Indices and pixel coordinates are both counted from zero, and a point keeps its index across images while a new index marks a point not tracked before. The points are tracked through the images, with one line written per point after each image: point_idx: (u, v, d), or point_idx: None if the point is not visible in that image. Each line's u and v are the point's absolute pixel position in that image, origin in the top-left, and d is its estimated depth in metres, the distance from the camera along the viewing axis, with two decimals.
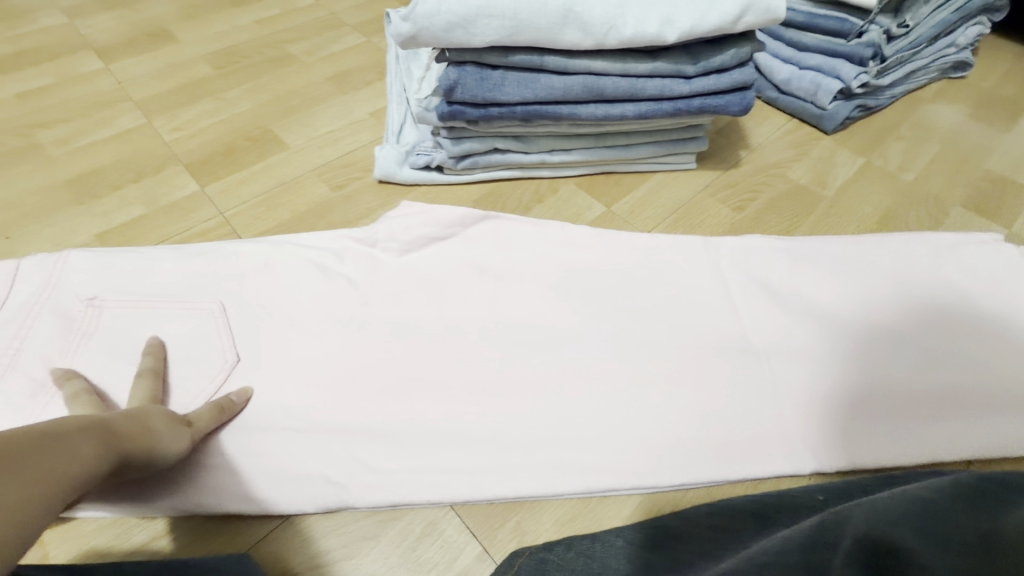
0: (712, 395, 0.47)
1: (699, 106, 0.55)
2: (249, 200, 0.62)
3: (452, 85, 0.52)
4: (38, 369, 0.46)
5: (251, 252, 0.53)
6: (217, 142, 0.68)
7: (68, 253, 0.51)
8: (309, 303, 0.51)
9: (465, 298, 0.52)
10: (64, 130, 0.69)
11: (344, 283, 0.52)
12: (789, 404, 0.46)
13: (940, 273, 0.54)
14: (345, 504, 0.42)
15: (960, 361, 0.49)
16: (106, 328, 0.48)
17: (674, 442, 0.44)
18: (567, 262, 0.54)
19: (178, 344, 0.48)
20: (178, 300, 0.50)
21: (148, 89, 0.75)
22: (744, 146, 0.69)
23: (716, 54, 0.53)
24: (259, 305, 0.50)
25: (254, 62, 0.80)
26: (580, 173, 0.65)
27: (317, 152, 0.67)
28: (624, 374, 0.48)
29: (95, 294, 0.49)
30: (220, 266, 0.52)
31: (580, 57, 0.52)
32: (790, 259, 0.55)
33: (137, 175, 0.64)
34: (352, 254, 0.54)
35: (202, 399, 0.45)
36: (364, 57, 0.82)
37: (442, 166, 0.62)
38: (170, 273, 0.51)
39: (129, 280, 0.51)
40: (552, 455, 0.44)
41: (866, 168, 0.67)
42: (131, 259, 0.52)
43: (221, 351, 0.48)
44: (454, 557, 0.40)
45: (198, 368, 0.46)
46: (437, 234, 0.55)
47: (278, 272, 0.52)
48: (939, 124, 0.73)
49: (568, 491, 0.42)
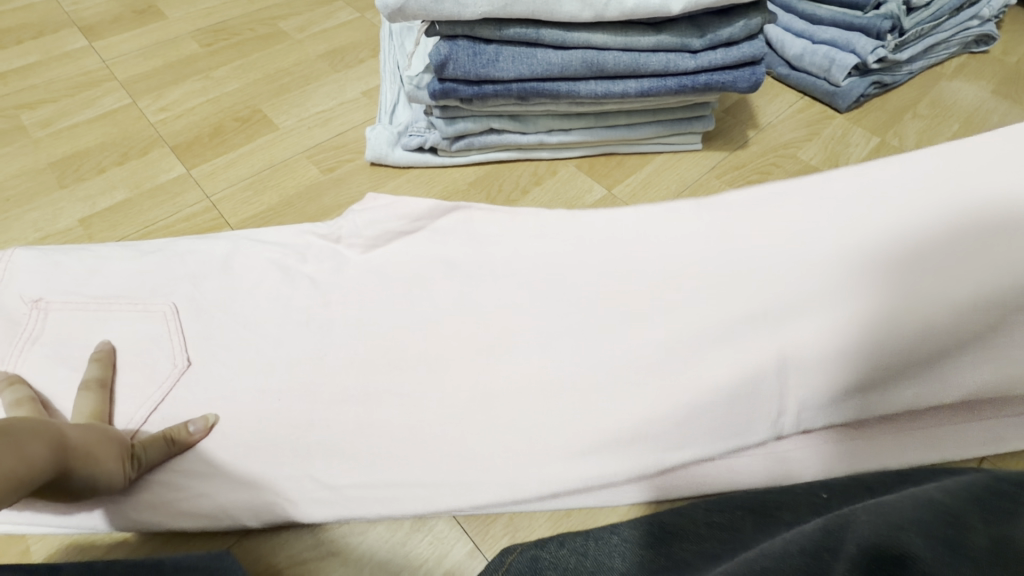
0: (718, 384, 0.44)
1: (705, 82, 0.52)
2: (237, 182, 0.60)
3: (443, 61, 0.49)
4: None
5: (209, 251, 0.51)
6: (205, 123, 0.66)
7: (12, 252, 0.50)
8: (296, 293, 0.50)
9: (440, 292, 0.50)
10: (50, 111, 0.67)
11: (304, 283, 0.51)
12: (776, 382, 0.43)
13: (980, 235, 0.45)
14: (331, 500, 0.41)
15: (984, 328, 0.43)
16: (51, 332, 0.47)
17: (670, 441, 0.42)
18: (535, 257, 0.52)
19: (123, 352, 0.46)
20: (130, 301, 0.48)
21: (135, 68, 0.73)
22: (753, 126, 0.66)
23: (724, 26, 0.50)
24: (250, 295, 0.50)
25: (245, 39, 0.77)
26: (580, 154, 0.62)
27: (307, 134, 0.65)
28: (619, 364, 0.46)
29: (40, 296, 0.48)
30: (179, 263, 0.51)
31: (579, 30, 0.49)
32: (795, 240, 0.49)
33: (122, 157, 0.62)
34: (314, 251, 0.52)
35: (149, 406, 0.44)
36: (357, 34, 0.79)
37: (435, 147, 0.60)
38: (122, 273, 0.50)
39: (79, 281, 0.49)
40: (540, 447, 0.43)
41: (880, 149, 0.64)
42: (82, 258, 0.51)
43: (171, 355, 0.46)
44: (445, 554, 0.39)
45: (145, 375, 0.45)
46: (402, 228, 0.53)
47: (263, 264, 0.51)
48: (960, 102, 0.69)
49: (561, 490, 0.41)
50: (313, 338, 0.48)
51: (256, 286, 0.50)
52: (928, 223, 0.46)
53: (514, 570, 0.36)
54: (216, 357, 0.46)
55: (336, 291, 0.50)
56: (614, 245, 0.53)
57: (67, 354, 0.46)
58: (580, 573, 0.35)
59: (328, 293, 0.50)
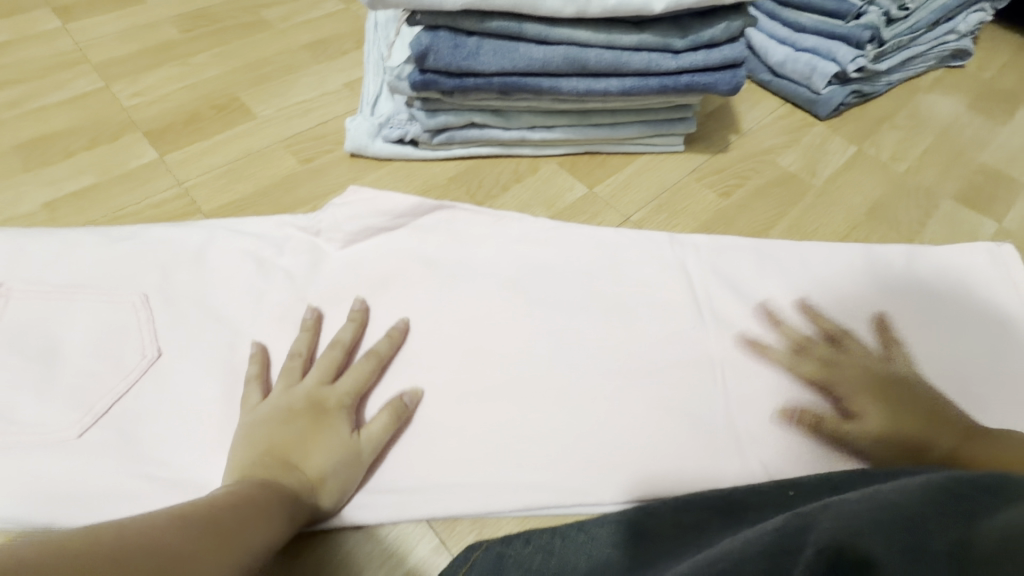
0: (678, 396, 0.45)
1: (687, 83, 0.52)
2: (211, 170, 0.59)
3: (424, 52, 0.48)
4: None
5: (180, 240, 0.50)
6: (180, 109, 0.64)
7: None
8: (271, 287, 0.49)
9: (415, 291, 0.50)
10: (18, 92, 0.65)
11: (281, 277, 0.50)
12: (734, 391, 0.46)
13: (874, 271, 0.52)
14: None
15: (897, 352, 0.47)
16: (10, 319, 0.45)
17: (638, 450, 0.43)
18: (512, 258, 0.52)
19: (88, 343, 0.45)
20: (97, 289, 0.47)
21: (111, 51, 0.71)
22: (734, 131, 0.67)
23: (706, 27, 0.50)
24: (221, 286, 0.48)
25: (226, 27, 0.75)
26: (563, 153, 0.62)
27: (287, 124, 0.64)
28: (594, 368, 0.46)
29: (3, 282, 0.47)
30: (151, 252, 0.49)
31: (562, 26, 0.49)
32: (748, 261, 0.53)
33: (92, 140, 0.60)
34: (293, 244, 0.51)
35: (112, 398, 0.42)
36: (342, 25, 0.78)
37: (416, 140, 0.59)
38: (89, 260, 0.48)
39: (43, 268, 0.48)
40: (509, 448, 0.43)
41: (858, 157, 0.65)
42: (48, 244, 0.49)
43: (140, 347, 0.45)
44: (410, 550, 0.39)
45: (110, 365, 0.44)
46: (383, 224, 0.53)
47: (236, 255, 0.50)
48: (936, 115, 0.70)
49: (530, 490, 0.41)
50: (287, 332, 0.47)
51: (228, 277, 0.49)
52: (868, 265, 0.52)
53: (479, 567, 0.35)
54: (183, 349, 0.45)
55: (312, 287, 0.49)
56: (593, 251, 0.53)
57: (24, 343, 0.44)
58: (545, 571, 0.34)
59: (305, 288, 0.49)
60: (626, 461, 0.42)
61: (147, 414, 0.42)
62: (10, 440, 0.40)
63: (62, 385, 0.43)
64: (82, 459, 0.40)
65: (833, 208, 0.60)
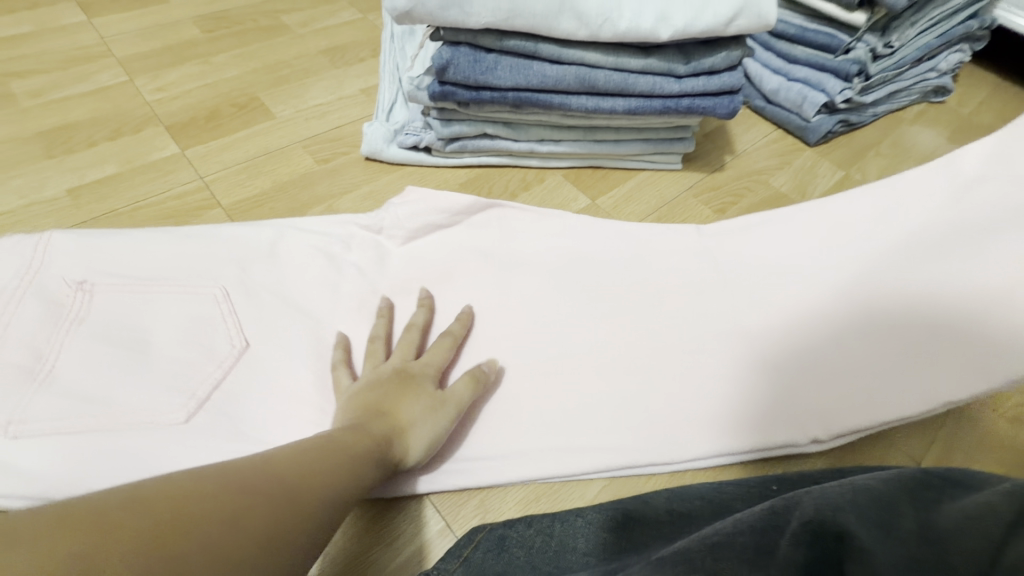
0: (655, 394, 0.47)
1: (688, 106, 0.55)
2: (231, 165, 0.61)
3: (445, 65, 0.51)
4: (24, 356, 0.42)
5: (254, 236, 0.51)
6: (201, 106, 0.67)
7: (48, 235, 0.48)
8: (346, 282, 0.51)
9: (481, 289, 0.52)
10: (41, 82, 0.67)
11: (353, 272, 0.52)
12: (740, 388, 0.47)
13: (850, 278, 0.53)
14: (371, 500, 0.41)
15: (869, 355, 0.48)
16: (98, 313, 0.45)
17: (617, 444, 0.44)
18: (562, 256, 0.54)
19: (175, 332, 0.45)
20: (177, 284, 0.48)
21: (133, 47, 0.73)
22: (729, 152, 0.71)
23: (707, 55, 0.54)
24: (296, 281, 0.50)
25: (246, 30, 0.78)
26: (568, 165, 0.65)
27: (304, 124, 0.66)
28: (572, 365, 0.48)
29: (85, 277, 0.47)
30: (227, 247, 0.50)
31: (575, 48, 0.52)
32: (723, 266, 0.54)
33: (114, 132, 0.62)
34: (358, 241, 0.53)
35: (208, 384, 0.43)
36: (358, 34, 0.81)
37: (430, 147, 0.62)
38: (167, 254, 0.49)
39: (123, 262, 0.48)
40: (545, 439, 0.44)
41: (844, 182, 0.69)
42: (123, 240, 0.49)
43: (227, 338, 0.46)
44: (416, 532, 0.40)
45: (200, 353, 0.45)
46: (440, 222, 0.55)
47: (305, 251, 0.52)
48: (917, 146, 0.75)
49: (529, 478, 0.43)
50: (365, 320, 0.49)
51: (302, 272, 0.51)
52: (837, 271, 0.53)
53: (483, 547, 0.37)
54: (270, 340, 0.47)
55: (383, 281, 0.52)
56: (623, 242, 0.56)
57: (110, 335, 0.44)
58: (547, 552, 0.36)
59: (377, 281, 0.51)
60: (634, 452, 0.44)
61: (241, 403, 0.43)
62: (116, 425, 0.40)
63: (158, 373, 0.43)
64: (188, 444, 0.41)
65: None
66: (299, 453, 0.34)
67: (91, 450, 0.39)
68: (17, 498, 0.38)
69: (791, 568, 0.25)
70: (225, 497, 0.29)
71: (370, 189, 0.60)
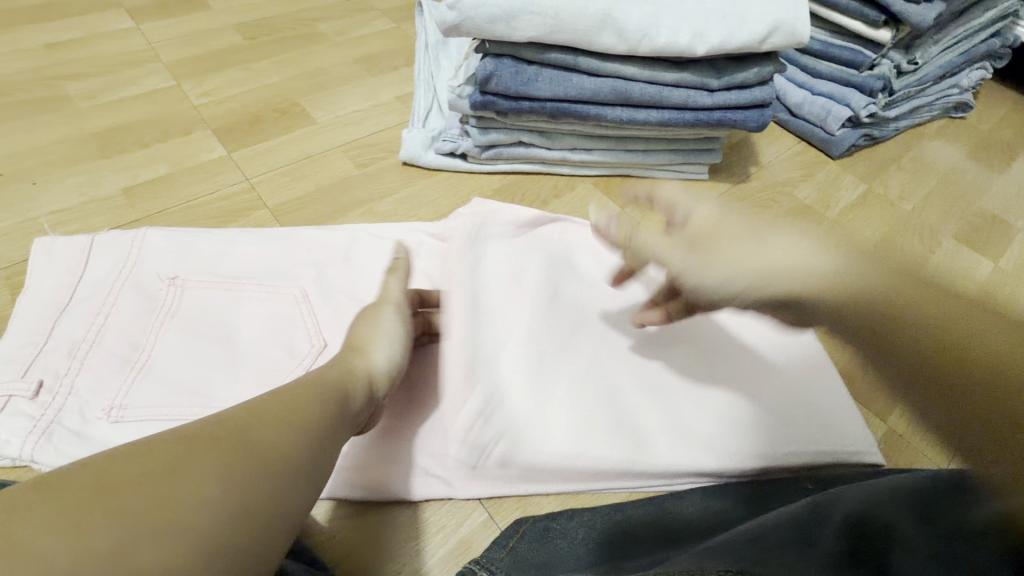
0: (664, 396, 0.47)
1: (719, 118, 0.57)
2: (275, 168, 0.63)
3: (488, 76, 0.53)
4: (122, 346, 0.44)
5: (331, 242, 0.54)
6: (244, 110, 0.69)
7: (144, 231, 0.50)
8: (414, 286, 0.53)
9: (536, 282, 0.52)
10: (94, 85, 0.70)
11: (422, 278, 0.54)
12: (739, 399, 0.47)
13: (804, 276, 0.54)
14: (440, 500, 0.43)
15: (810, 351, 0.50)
16: (188, 307, 0.47)
17: (656, 444, 0.45)
18: (629, 265, 0.54)
19: (260, 330, 0.47)
20: (259, 283, 0.49)
21: (178, 53, 0.76)
22: (754, 163, 0.73)
23: (740, 70, 0.55)
24: (370, 284, 0.52)
25: (285, 37, 0.81)
26: (598, 174, 0.67)
27: (343, 130, 0.69)
28: (587, 364, 0.48)
29: (177, 274, 0.48)
30: (306, 250, 0.52)
31: (613, 61, 0.54)
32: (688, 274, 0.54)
33: (164, 134, 0.65)
34: (427, 249, 0.56)
35: (294, 380, 0.45)
36: (391, 43, 0.83)
37: (466, 153, 0.64)
38: (252, 255, 0.51)
39: (213, 262, 0.50)
40: (608, 445, 0.45)
41: (867, 195, 0.71)
42: (210, 239, 0.51)
43: (307, 336, 0.47)
44: (461, 522, 0.42)
45: (285, 351, 0.46)
46: (508, 232, 0.57)
47: (377, 256, 0.54)
48: (938, 161, 0.76)
49: (581, 483, 0.44)
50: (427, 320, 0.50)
51: (375, 276, 0.52)
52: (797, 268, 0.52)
53: (527, 536, 0.39)
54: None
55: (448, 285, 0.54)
56: None
57: (202, 330, 0.46)
58: (589, 541, 0.38)
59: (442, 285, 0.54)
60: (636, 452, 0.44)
61: None
62: (208, 415, 0.42)
63: (247, 367, 0.45)
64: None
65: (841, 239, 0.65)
66: (270, 405, 0.34)
67: None
68: None
69: (834, 557, 0.28)
70: (190, 451, 0.29)
71: (408, 193, 0.63)
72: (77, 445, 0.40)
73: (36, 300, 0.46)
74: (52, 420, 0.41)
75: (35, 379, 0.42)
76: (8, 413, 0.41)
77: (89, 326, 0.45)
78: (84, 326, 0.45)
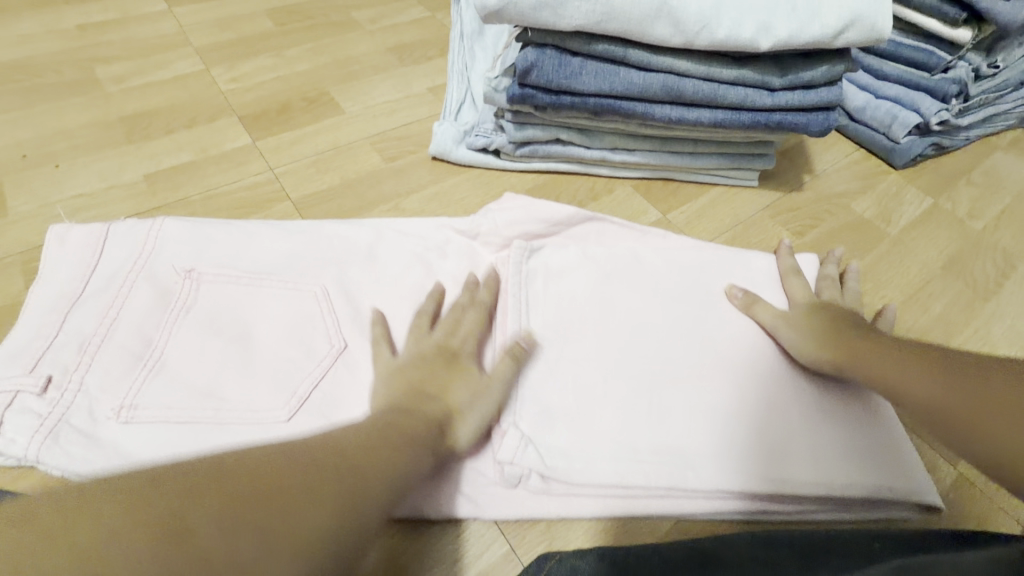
0: (725, 399, 0.44)
1: (779, 121, 0.52)
2: (301, 160, 0.61)
3: (529, 67, 0.49)
4: (134, 342, 0.42)
5: (354, 238, 0.51)
6: (273, 99, 0.67)
7: (160, 220, 0.48)
8: (439, 289, 0.49)
9: (594, 277, 0.50)
10: (125, 68, 0.68)
11: (446, 279, 0.50)
12: (803, 421, 0.43)
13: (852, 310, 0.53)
14: (471, 521, 0.39)
15: None
16: (204, 302, 0.45)
17: (717, 454, 0.41)
18: (670, 267, 0.51)
19: (278, 329, 0.44)
20: (279, 279, 0.47)
21: (211, 38, 0.74)
22: (807, 172, 0.67)
23: (806, 69, 0.50)
24: (394, 282, 0.49)
25: (318, 24, 0.78)
26: (638, 176, 0.62)
27: (373, 121, 0.66)
28: (646, 361, 0.45)
29: (193, 266, 0.46)
30: (325, 246, 0.50)
31: (666, 54, 0.49)
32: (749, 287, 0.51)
33: (191, 121, 0.63)
34: (453, 248, 0.52)
35: (310, 383, 0.42)
36: (426, 33, 0.80)
37: (500, 150, 0.60)
38: (272, 250, 0.48)
39: (231, 255, 0.48)
40: (664, 450, 0.41)
41: (933, 210, 0.64)
42: (229, 231, 0.49)
43: (327, 336, 0.45)
44: (478, 556, 0.38)
45: (303, 352, 0.43)
46: (539, 231, 0.53)
47: (404, 254, 0.51)
48: (1014, 175, 0.69)
49: (640, 485, 0.40)
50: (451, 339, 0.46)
51: (399, 275, 0.49)
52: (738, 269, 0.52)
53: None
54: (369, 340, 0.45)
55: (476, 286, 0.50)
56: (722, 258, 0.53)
57: (217, 326, 0.44)
58: None
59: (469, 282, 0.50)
60: (688, 474, 0.40)
61: (342, 405, 0.42)
62: (222, 420, 0.39)
63: (262, 368, 0.42)
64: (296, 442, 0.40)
65: (904, 259, 0.59)
66: (310, 457, 0.31)
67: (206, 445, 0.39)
68: None
69: None
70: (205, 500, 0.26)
71: (437, 190, 0.59)
72: (84, 448, 0.38)
73: (49, 289, 0.44)
74: (60, 419, 0.39)
75: (43, 375, 0.40)
76: (17, 409, 0.39)
77: (102, 320, 0.43)
78: (95, 320, 0.43)
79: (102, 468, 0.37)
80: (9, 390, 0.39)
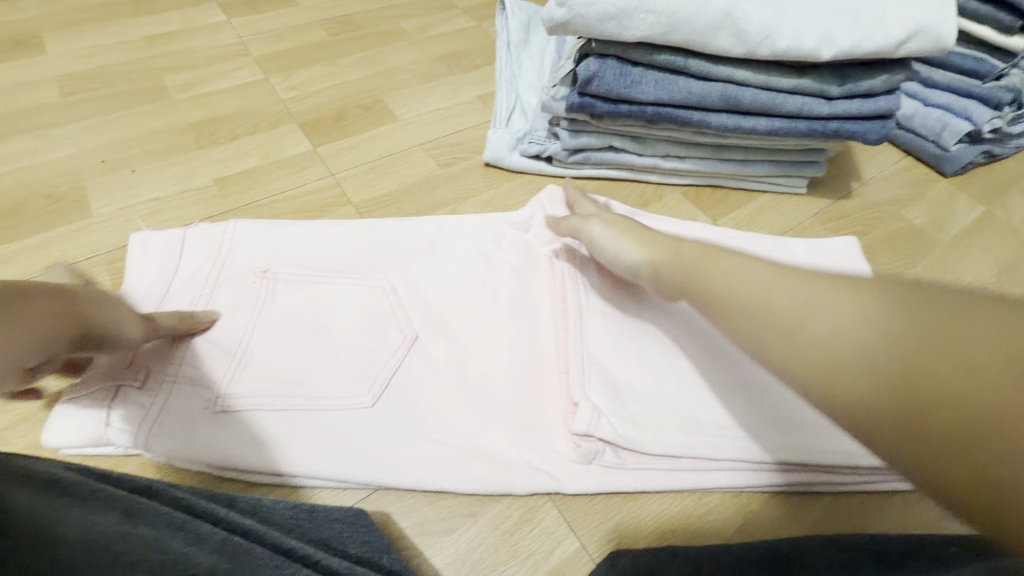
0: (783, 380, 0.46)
1: (836, 129, 0.53)
2: (359, 165, 0.63)
3: (591, 77, 0.50)
4: (222, 338, 0.44)
5: (414, 235, 0.52)
6: (330, 106, 0.69)
7: (234, 223, 0.50)
8: (499, 279, 0.51)
9: None
10: (190, 77, 0.71)
11: (505, 271, 0.51)
12: None
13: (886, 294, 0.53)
14: (552, 497, 0.41)
15: None
16: (282, 300, 0.47)
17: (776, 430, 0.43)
18: None
19: (353, 322, 0.46)
20: (350, 275, 0.49)
21: (268, 48, 0.77)
22: (855, 179, 0.68)
23: (865, 78, 0.51)
24: (455, 275, 0.50)
25: (369, 34, 0.81)
26: (688, 182, 0.63)
27: (425, 129, 0.68)
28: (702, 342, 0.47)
29: (268, 267, 0.48)
30: (388, 243, 0.51)
31: (726, 64, 0.50)
32: None
33: (254, 127, 0.66)
34: (510, 241, 0.54)
35: (388, 371, 0.44)
36: (473, 41, 0.82)
37: (553, 157, 0.62)
38: (341, 248, 0.50)
39: (301, 253, 0.50)
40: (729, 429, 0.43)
41: (985, 218, 0.64)
42: (298, 232, 0.51)
43: (398, 326, 0.46)
44: (553, 548, 0.39)
45: (379, 343, 0.45)
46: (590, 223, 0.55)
47: (462, 249, 0.52)
48: None
49: (708, 461, 0.42)
50: (512, 320, 0.48)
51: (461, 269, 0.51)
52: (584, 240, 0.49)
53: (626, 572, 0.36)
54: (439, 331, 0.47)
55: (532, 280, 0.51)
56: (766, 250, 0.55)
57: (297, 321, 0.46)
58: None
59: (525, 275, 0.51)
60: (752, 446, 0.42)
61: (419, 393, 0.44)
62: (311, 407, 0.42)
63: (343, 359, 0.44)
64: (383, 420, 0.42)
65: (957, 268, 0.59)
66: None
67: (297, 429, 0.41)
68: (228, 468, 0.40)
69: None
70: None
71: (490, 195, 0.61)
72: (184, 437, 0.40)
73: (136, 292, 0.47)
74: (163, 409, 0.40)
75: (143, 370, 0.42)
76: (122, 403, 0.40)
77: None
78: None
79: (204, 453, 0.39)
80: (112, 385, 0.41)
